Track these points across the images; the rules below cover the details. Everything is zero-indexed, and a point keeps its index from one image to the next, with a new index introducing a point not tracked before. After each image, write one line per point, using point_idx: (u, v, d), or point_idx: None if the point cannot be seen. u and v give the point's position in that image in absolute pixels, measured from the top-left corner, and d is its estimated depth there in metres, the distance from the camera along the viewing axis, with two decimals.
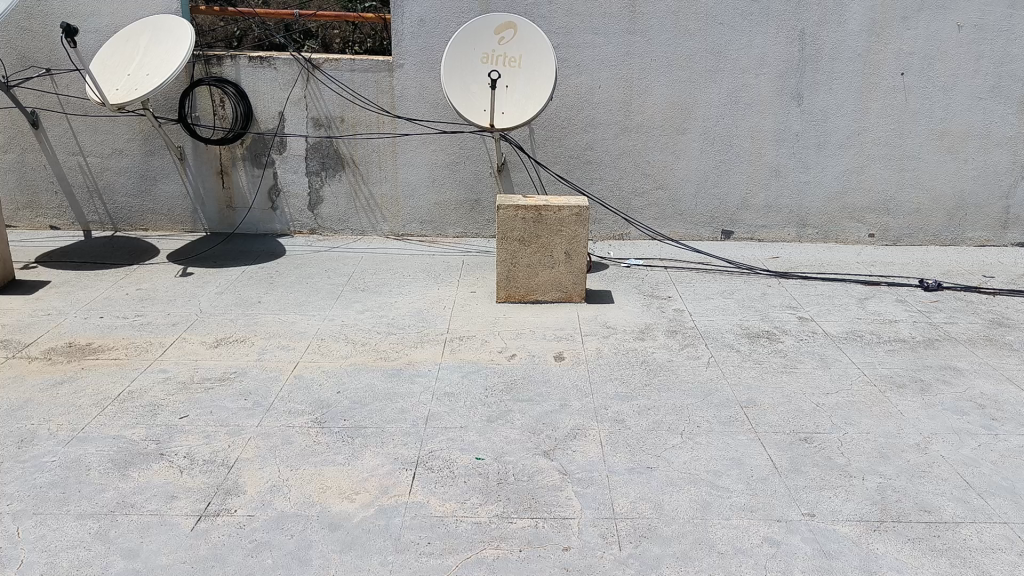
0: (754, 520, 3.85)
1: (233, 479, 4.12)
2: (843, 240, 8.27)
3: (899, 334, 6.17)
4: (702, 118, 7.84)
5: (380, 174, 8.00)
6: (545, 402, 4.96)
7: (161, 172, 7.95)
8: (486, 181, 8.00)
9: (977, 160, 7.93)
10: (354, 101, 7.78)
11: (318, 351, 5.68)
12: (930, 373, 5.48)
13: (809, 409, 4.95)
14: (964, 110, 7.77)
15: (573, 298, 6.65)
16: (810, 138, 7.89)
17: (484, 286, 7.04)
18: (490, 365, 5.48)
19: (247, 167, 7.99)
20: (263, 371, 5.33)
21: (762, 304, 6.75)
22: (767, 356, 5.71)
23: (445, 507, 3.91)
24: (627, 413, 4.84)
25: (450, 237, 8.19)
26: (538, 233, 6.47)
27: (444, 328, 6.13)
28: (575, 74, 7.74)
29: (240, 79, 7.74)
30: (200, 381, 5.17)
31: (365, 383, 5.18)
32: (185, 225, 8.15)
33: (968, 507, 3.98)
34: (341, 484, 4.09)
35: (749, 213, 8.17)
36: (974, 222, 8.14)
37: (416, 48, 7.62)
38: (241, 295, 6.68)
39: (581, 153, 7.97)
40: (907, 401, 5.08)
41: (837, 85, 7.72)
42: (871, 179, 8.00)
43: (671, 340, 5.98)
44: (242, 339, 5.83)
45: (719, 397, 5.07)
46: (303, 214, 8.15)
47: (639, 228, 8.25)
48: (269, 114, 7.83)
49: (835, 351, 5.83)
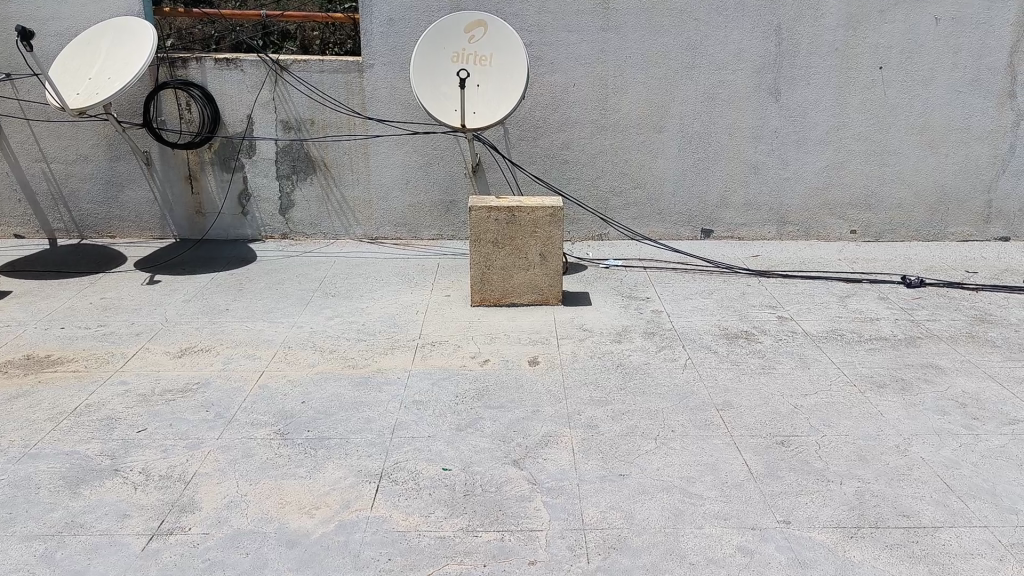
0: (728, 528, 3.73)
1: (190, 494, 3.98)
2: (825, 237, 8.15)
3: (880, 332, 6.06)
4: (678, 115, 7.73)
5: (353, 177, 7.85)
6: (515, 408, 4.82)
7: (127, 178, 7.76)
8: (460, 181, 7.86)
9: (957, 155, 7.84)
10: (324, 103, 7.64)
11: (285, 359, 5.53)
12: (910, 371, 5.38)
13: (786, 411, 4.84)
14: (944, 103, 7.68)
15: (549, 300, 6.52)
16: (789, 134, 7.78)
17: (458, 290, 6.90)
18: (461, 371, 5.33)
19: (217, 171, 7.82)
20: (226, 382, 5.17)
21: (741, 303, 6.64)
22: (746, 357, 5.60)
23: (408, 522, 3.77)
24: (601, 419, 4.71)
25: (426, 240, 8.05)
26: (511, 234, 6.33)
27: (416, 333, 5.98)
28: (548, 72, 7.61)
29: (206, 81, 7.57)
30: (162, 392, 5.01)
31: (331, 392, 5.03)
32: (154, 232, 7.97)
33: (948, 511, 3.87)
34: (301, 499, 3.95)
35: (729, 211, 8.05)
36: (956, 216, 8.05)
37: (386, 47, 7.47)
38: (208, 303, 6.51)
39: (557, 152, 7.83)
40: (887, 401, 4.97)
41: (816, 80, 7.61)
42: (852, 174, 7.90)
43: (648, 342, 5.85)
44: (207, 349, 5.67)
45: (695, 400, 4.94)
46: (274, 219, 7.98)
47: (618, 227, 8.11)
48: (237, 117, 7.67)
49: (814, 350, 5.73)
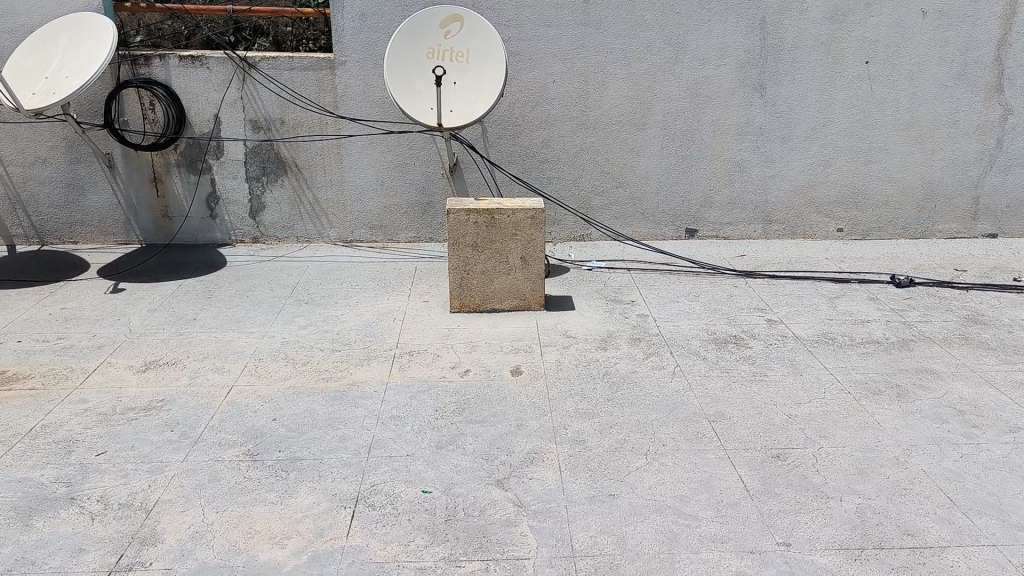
0: (726, 552, 3.53)
1: (152, 525, 3.70)
2: (811, 235, 7.99)
3: (872, 335, 5.90)
4: (661, 112, 7.52)
5: (326, 178, 7.57)
6: (498, 423, 4.60)
7: (88, 181, 7.42)
8: (438, 182, 7.61)
9: (944, 151, 7.70)
10: (295, 102, 7.35)
11: (255, 372, 5.26)
12: (905, 377, 5.21)
13: (780, 421, 4.65)
14: (931, 98, 7.53)
15: (531, 305, 6.29)
16: (774, 131, 7.60)
17: (437, 295, 6.65)
18: (441, 383, 5.09)
19: (183, 173, 7.50)
20: (193, 399, 4.89)
21: (728, 306, 6.45)
22: (735, 363, 5.41)
23: (386, 552, 3.53)
24: (588, 433, 4.49)
25: (402, 243, 7.80)
26: (491, 238, 6.09)
27: (393, 342, 5.73)
28: (527, 69, 7.37)
29: (171, 80, 7.25)
30: (123, 411, 4.72)
31: (304, 408, 4.77)
32: (118, 237, 7.64)
33: (953, 529, 3.69)
34: (271, 528, 3.69)
35: (713, 210, 7.87)
36: (943, 213, 7.92)
37: (359, 43, 7.19)
38: (175, 312, 6.22)
39: (537, 151, 7.60)
40: (883, 409, 4.80)
41: (800, 75, 7.43)
42: (838, 172, 7.75)
43: (635, 348, 5.65)
44: (173, 362, 5.39)
45: (686, 411, 4.74)
46: (244, 222, 7.68)
47: (600, 228, 7.90)
48: (204, 117, 7.36)
49: (806, 355, 5.55)
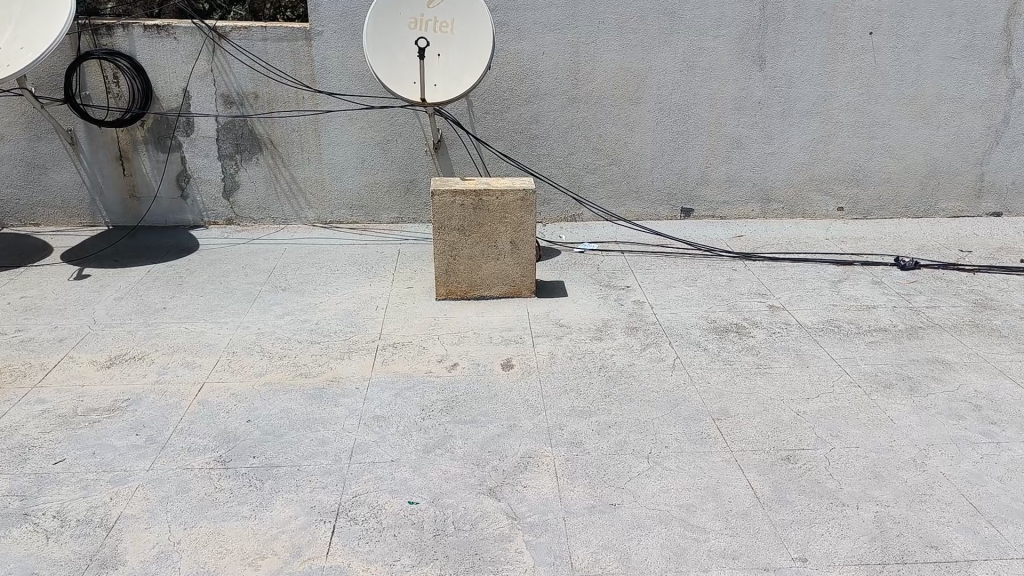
0: (737, 570, 3.26)
1: (113, 544, 3.38)
2: (810, 215, 7.70)
3: (879, 322, 5.64)
4: (655, 86, 7.17)
5: (303, 156, 7.18)
6: (489, 424, 4.30)
7: (50, 160, 6.99)
8: (421, 160, 7.25)
9: (949, 126, 7.41)
10: (269, 74, 6.94)
11: (229, 367, 4.92)
12: (916, 369, 4.96)
13: (789, 419, 4.38)
14: (937, 71, 7.22)
15: (521, 291, 5.98)
16: (773, 105, 7.27)
17: (422, 281, 6.32)
18: (428, 378, 4.78)
19: (151, 151, 7.08)
20: (161, 398, 4.55)
21: (728, 291, 6.16)
22: (738, 355, 5.13)
23: (370, 573, 3.24)
24: (586, 434, 4.20)
25: (385, 224, 7.45)
26: (479, 221, 5.75)
27: (376, 333, 5.41)
28: (515, 40, 6.98)
29: (135, 51, 6.80)
30: (85, 413, 4.37)
31: (281, 408, 4.45)
32: (83, 218, 7.22)
33: (980, 540, 3.45)
34: (244, 547, 3.38)
35: (709, 188, 7.55)
36: (946, 192, 7.66)
37: (336, 12, 6.77)
38: (144, 301, 5.85)
39: (526, 127, 7.24)
40: (896, 405, 4.54)
41: (801, 47, 7.09)
42: (838, 149, 7.44)
43: (632, 338, 5.36)
44: (140, 357, 5.03)
45: (688, 409, 4.46)
46: (217, 203, 7.29)
47: (592, 208, 7.58)
48: (172, 91, 6.93)
49: (811, 345, 5.29)
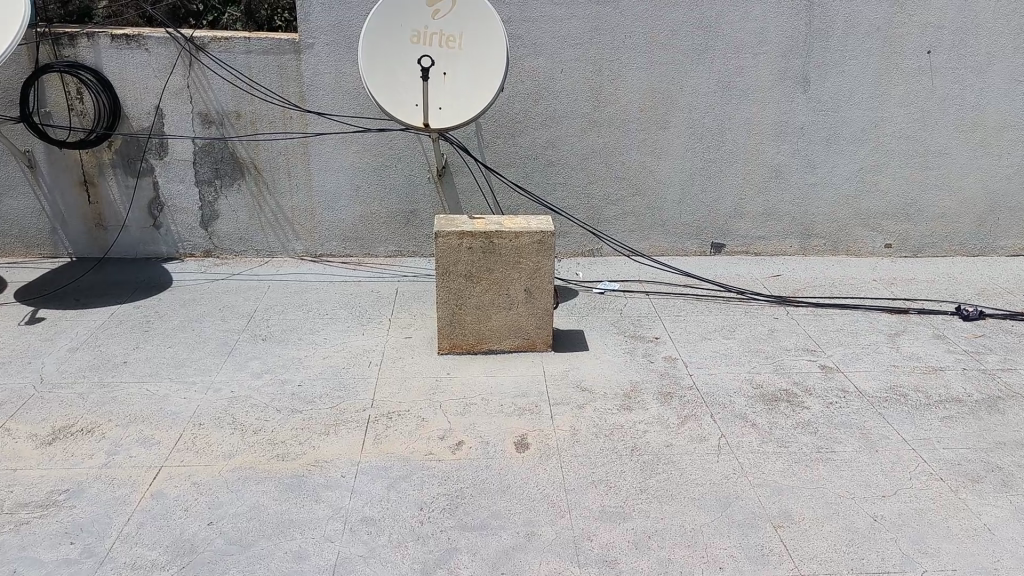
0: None
1: None
2: (854, 251, 6.94)
3: (951, 389, 4.87)
4: (686, 109, 6.41)
5: (290, 182, 6.42)
6: (503, 532, 3.53)
7: (7, 184, 6.24)
8: (423, 187, 6.49)
9: (1012, 156, 6.65)
10: (253, 92, 6.19)
11: (193, 446, 4.15)
12: (1007, 455, 4.19)
13: (865, 527, 3.62)
14: (1001, 96, 6.47)
15: (536, 345, 5.22)
16: (818, 131, 6.51)
17: (422, 330, 5.54)
18: (428, 463, 4.02)
19: (119, 175, 6.32)
20: (107, 489, 3.78)
21: (772, 347, 5.39)
22: (794, 434, 4.35)
23: None
24: (621, 549, 3.43)
25: (381, 257, 6.68)
26: (489, 266, 4.98)
27: (368, 400, 4.63)
28: (531, 56, 6.22)
29: (102, 63, 6.05)
30: (12, 510, 3.61)
31: (251, 505, 3.68)
32: (43, 248, 6.46)
33: None
34: None
35: (744, 222, 6.78)
36: (1005, 228, 6.90)
37: (329, 23, 6.03)
38: (103, 353, 5.08)
39: (540, 153, 6.47)
40: (991, 508, 3.77)
41: (850, 66, 6.34)
42: (888, 180, 6.68)
43: (667, 409, 4.59)
44: (89, 430, 4.26)
45: (742, 512, 3.69)
46: (194, 233, 6.52)
47: (613, 242, 6.80)
48: (143, 108, 6.17)
49: (877, 420, 4.51)
